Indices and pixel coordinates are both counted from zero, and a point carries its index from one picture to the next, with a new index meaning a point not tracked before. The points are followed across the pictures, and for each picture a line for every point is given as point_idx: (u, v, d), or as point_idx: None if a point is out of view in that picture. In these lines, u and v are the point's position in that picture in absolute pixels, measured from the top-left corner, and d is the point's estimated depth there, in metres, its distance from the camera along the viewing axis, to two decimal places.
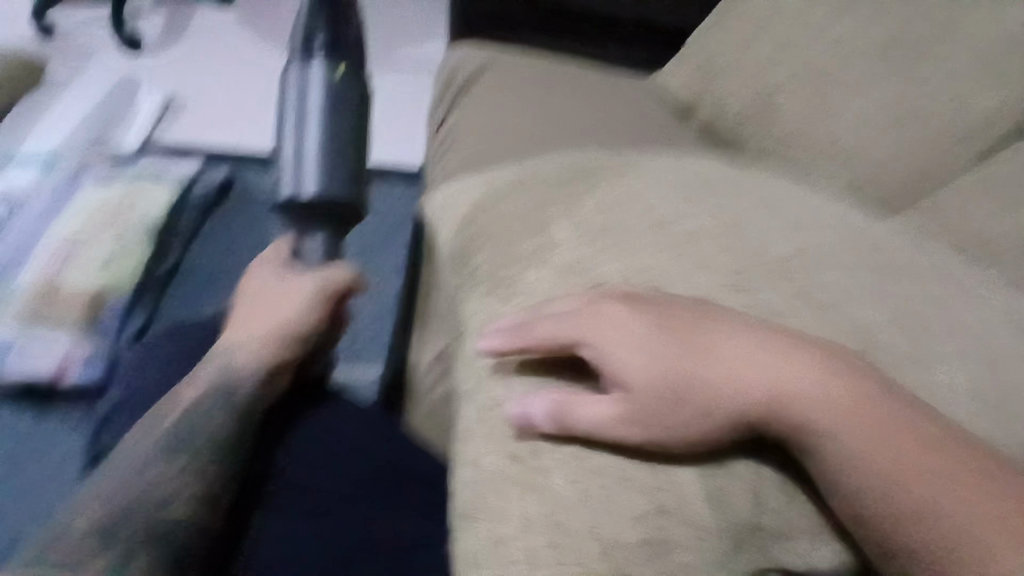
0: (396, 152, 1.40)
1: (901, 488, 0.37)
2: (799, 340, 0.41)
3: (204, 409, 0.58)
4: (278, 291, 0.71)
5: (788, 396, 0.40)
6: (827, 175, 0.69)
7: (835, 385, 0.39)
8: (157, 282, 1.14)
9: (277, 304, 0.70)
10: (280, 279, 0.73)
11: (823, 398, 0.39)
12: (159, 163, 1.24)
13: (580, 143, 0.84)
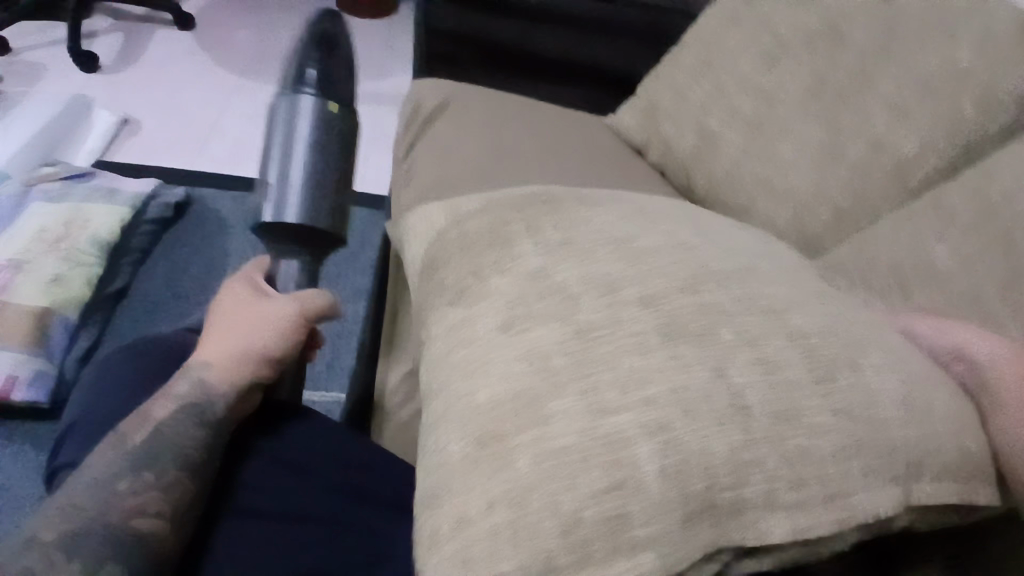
0: (359, 178, 1.43)
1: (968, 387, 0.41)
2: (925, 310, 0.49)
3: (176, 428, 0.48)
4: (245, 305, 0.56)
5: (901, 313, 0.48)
6: (772, 205, 0.75)
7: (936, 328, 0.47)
8: (106, 302, 1.12)
9: (247, 321, 0.55)
10: (248, 293, 0.58)
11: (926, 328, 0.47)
12: (111, 181, 1.22)
13: (547, 175, 0.89)
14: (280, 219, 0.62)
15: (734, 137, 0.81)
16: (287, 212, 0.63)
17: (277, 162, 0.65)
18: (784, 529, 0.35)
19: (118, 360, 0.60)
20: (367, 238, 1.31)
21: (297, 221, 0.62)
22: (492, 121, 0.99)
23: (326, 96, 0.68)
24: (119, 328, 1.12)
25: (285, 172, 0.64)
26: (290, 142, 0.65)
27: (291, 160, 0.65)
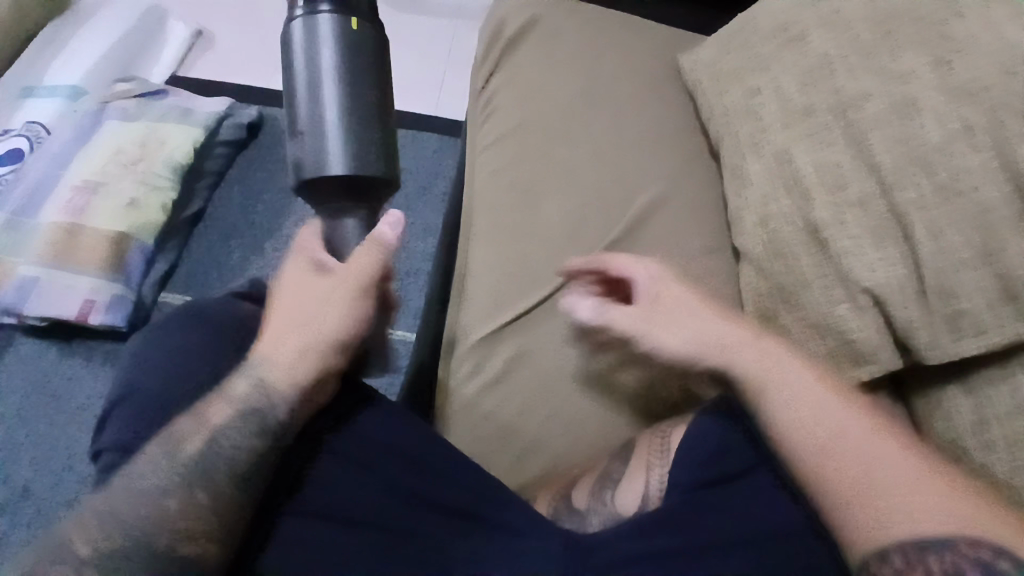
0: (434, 102, 1.33)
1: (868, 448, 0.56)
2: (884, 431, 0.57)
3: (230, 441, 0.56)
4: (303, 288, 0.59)
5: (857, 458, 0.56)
6: (910, 184, 0.66)
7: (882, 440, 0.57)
8: (181, 228, 1.12)
9: (308, 307, 0.58)
10: (307, 266, 0.60)
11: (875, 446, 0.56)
12: (185, 100, 1.19)
13: (641, 144, 0.85)
14: (324, 173, 0.60)
15: (877, 94, 0.70)
16: (333, 165, 0.60)
17: (305, 104, 0.61)
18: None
19: (177, 331, 0.65)
20: (441, 167, 1.23)
21: (343, 173, 0.59)
22: (578, 61, 0.90)
23: (348, 13, 0.63)
24: (196, 254, 1.13)
25: (319, 113, 0.60)
26: (317, 80, 0.61)
27: (323, 99, 0.61)
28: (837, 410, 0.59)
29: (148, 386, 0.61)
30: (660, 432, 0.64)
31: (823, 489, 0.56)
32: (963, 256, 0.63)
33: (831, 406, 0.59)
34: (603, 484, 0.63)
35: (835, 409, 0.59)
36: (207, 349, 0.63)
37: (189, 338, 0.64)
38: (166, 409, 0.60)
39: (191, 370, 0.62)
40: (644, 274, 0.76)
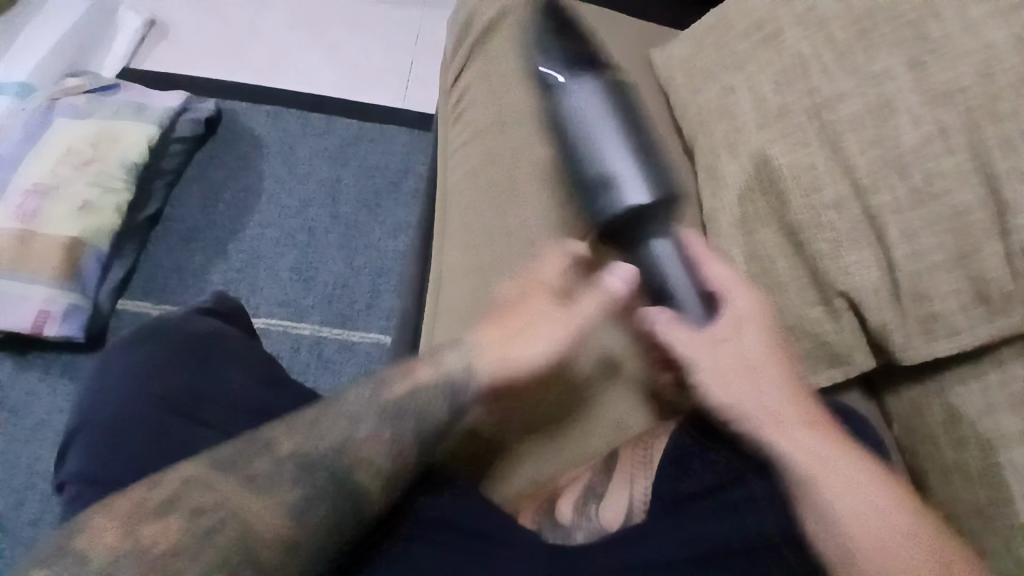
0: (401, 94, 1.29)
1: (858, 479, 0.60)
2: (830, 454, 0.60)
3: (422, 402, 0.58)
4: (545, 296, 0.67)
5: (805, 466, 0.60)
6: (887, 183, 0.66)
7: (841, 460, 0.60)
8: (139, 230, 1.08)
9: (551, 324, 0.65)
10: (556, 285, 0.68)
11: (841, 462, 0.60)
12: (140, 95, 1.13)
13: None
14: (642, 203, 0.69)
15: (853, 92, 0.70)
16: (636, 193, 0.69)
17: (613, 152, 0.72)
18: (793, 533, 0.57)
19: (147, 348, 0.62)
20: (410, 163, 1.20)
21: (648, 199, 0.69)
22: None
23: (595, 81, 0.77)
24: (155, 258, 1.08)
25: (624, 156, 0.71)
26: (612, 134, 0.73)
27: (618, 150, 0.72)
28: (824, 463, 0.60)
29: (116, 413, 0.58)
30: (643, 443, 0.65)
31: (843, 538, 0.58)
32: (937, 260, 0.64)
33: (818, 450, 0.61)
34: (587, 498, 0.63)
35: (809, 447, 0.61)
36: (162, 365, 0.61)
37: (140, 356, 0.61)
38: (127, 428, 0.57)
39: (162, 387, 0.59)
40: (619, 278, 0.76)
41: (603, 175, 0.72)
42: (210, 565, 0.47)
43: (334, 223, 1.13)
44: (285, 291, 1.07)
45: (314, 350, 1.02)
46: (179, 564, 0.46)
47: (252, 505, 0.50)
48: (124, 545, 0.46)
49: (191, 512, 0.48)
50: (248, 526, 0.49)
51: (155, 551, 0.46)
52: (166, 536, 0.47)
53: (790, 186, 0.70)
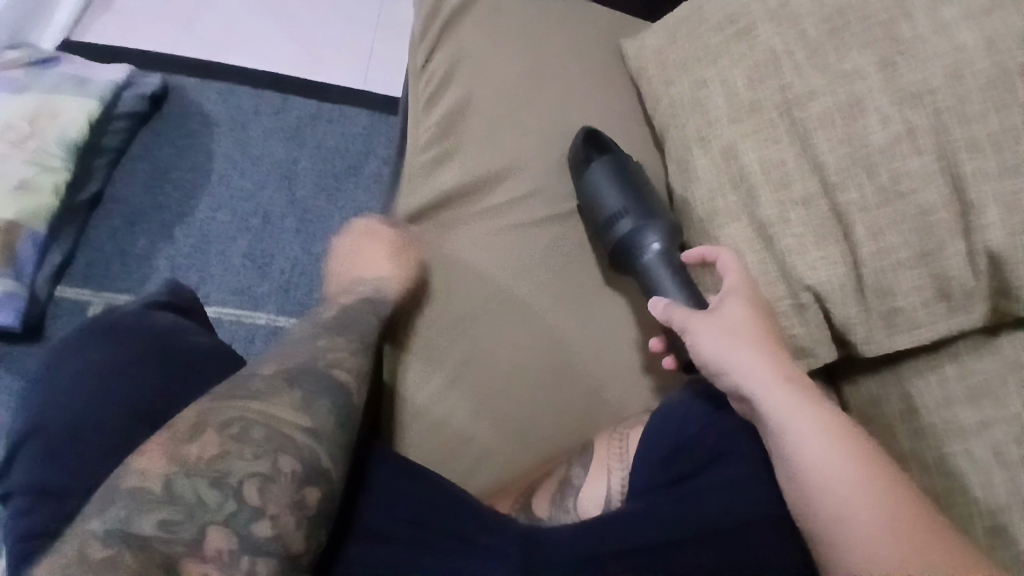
0: (362, 75, 1.25)
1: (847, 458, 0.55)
2: (825, 429, 0.56)
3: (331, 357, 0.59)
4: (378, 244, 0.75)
5: (789, 436, 0.56)
6: (855, 182, 0.67)
7: (836, 437, 0.55)
8: (79, 212, 1.01)
9: (370, 262, 0.74)
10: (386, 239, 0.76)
11: (833, 444, 0.55)
12: (81, 67, 1.07)
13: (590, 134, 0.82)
14: (665, 251, 0.70)
15: (825, 90, 0.70)
16: (652, 240, 0.71)
17: (641, 205, 0.73)
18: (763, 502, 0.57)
19: (97, 341, 0.58)
20: (371, 147, 1.16)
21: (665, 249, 0.70)
22: (523, 43, 0.86)
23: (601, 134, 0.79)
24: (97, 242, 1.02)
25: (634, 209, 0.73)
26: (618, 181, 0.74)
27: (625, 198, 0.73)
28: (813, 439, 0.55)
29: (67, 414, 0.54)
30: (618, 435, 0.65)
31: (812, 510, 0.54)
32: (901, 257, 0.65)
33: (812, 423, 0.56)
34: (564, 492, 0.62)
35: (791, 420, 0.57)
36: (127, 371, 0.57)
37: (101, 359, 0.57)
38: (84, 439, 0.53)
39: (118, 386, 0.55)
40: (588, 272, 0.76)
41: (623, 208, 0.73)
42: (256, 459, 0.49)
43: (291, 208, 1.08)
44: (238, 278, 1.02)
45: (271, 340, 0.99)
46: (228, 466, 0.48)
47: (276, 411, 0.52)
48: (170, 465, 0.47)
49: (222, 425, 0.50)
50: (275, 426, 0.51)
51: (203, 462, 0.48)
52: (209, 447, 0.48)
53: (761, 183, 0.71)
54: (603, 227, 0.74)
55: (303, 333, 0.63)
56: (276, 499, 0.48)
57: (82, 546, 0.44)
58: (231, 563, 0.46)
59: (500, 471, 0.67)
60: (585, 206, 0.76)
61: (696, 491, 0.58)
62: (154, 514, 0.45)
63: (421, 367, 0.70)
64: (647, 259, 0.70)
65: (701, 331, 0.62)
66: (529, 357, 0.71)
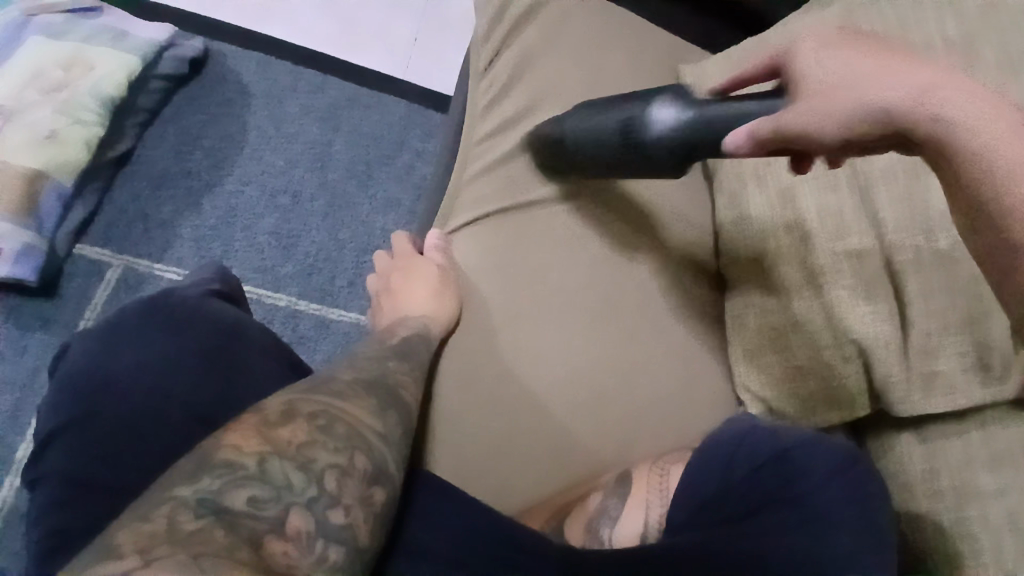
0: (403, 61, 1.21)
1: (955, 88, 0.51)
2: (923, 73, 0.52)
3: (382, 376, 0.62)
4: (422, 270, 0.76)
5: (894, 109, 0.51)
6: (908, 243, 0.68)
7: (938, 78, 0.51)
8: (106, 170, 0.99)
9: (413, 287, 0.75)
10: (427, 262, 0.76)
11: (930, 81, 0.51)
12: (119, 20, 1.04)
13: None
14: (685, 107, 0.62)
15: None
16: (665, 111, 0.63)
17: (625, 108, 0.67)
18: (797, 551, 0.58)
19: (151, 326, 0.61)
20: (406, 137, 1.13)
21: (680, 111, 0.62)
22: (587, 55, 0.85)
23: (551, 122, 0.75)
24: (120, 201, 0.99)
25: (624, 112, 0.66)
26: (607, 108, 0.69)
27: (619, 108, 0.68)
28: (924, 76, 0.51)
29: (115, 406, 0.57)
30: (659, 468, 0.66)
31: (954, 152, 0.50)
32: (948, 322, 0.66)
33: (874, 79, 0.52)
34: (602, 518, 0.65)
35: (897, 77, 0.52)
36: (184, 365, 0.59)
37: (163, 349, 0.59)
38: (136, 435, 0.56)
39: (169, 380, 0.58)
40: (626, 296, 0.74)
41: (627, 116, 0.66)
42: (336, 451, 0.51)
43: (321, 190, 1.06)
44: (261, 256, 1.00)
45: (289, 323, 0.97)
46: (314, 454, 0.50)
47: (354, 411, 0.56)
48: (263, 445, 0.49)
49: (309, 416, 0.52)
50: (356, 426, 0.54)
51: (292, 447, 0.49)
52: (298, 433, 0.50)
53: (814, 229, 0.71)
54: (635, 145, 0.66)
55: (368, 354, 0.66)
56: (351, 490, 0.50)
57: (170, 514, 0.43)
58: (309, 547, 0.47)
59: (528, 491, 0.67)
60: (597, 155, 0.70)
61: (737, 533, 0.59)
62: (245, 490, 0.46)
63: (461, 375, 0.70)
64: (687, 120, 0.62)
65: (808, 105, 0.53)
66: (565, 382, 0.69)
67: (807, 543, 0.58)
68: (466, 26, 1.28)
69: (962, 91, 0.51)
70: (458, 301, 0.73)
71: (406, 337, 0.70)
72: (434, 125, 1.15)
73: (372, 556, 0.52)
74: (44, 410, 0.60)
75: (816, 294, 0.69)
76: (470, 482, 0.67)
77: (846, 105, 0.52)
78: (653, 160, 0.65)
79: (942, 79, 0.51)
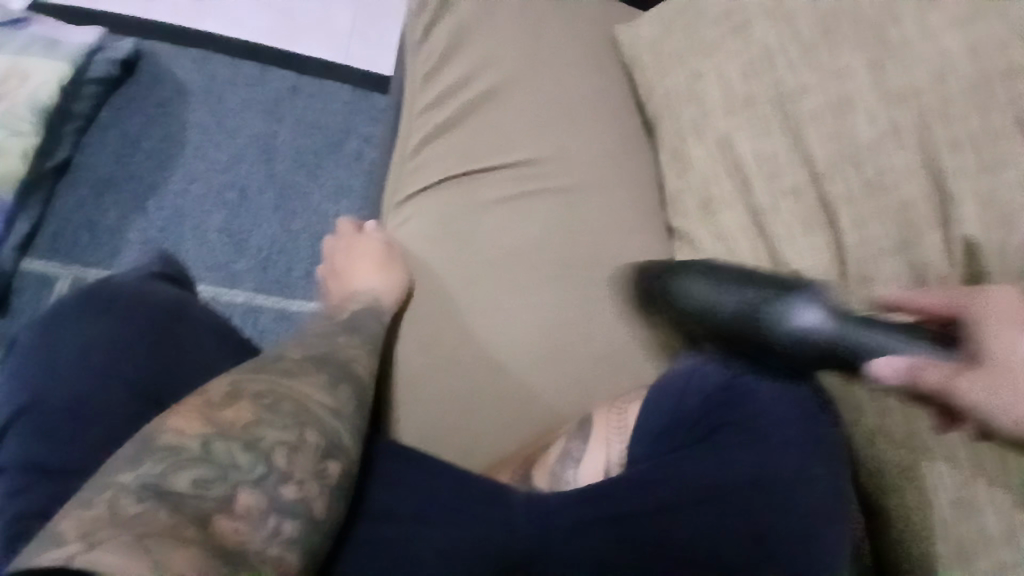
0: (343, 48, 1.20)
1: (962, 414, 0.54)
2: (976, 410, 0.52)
3: (338, 353, 0.63)
4: (368, 249, 0.78)
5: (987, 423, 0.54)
6: (842, 175, 0.70)
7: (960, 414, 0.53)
8: (47, 179, 0.97)
9: (361, 265, 0.77)
10: (373, 240, 0.79)
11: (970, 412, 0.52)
12: (50, 28, 1.03)
13: (588, 116, 0.82)
14: (813, 334, 0.57)
15: (815, 85, 0.73)
16: (810, 318, 0.57)
17: (739, 299, 0.60)
18: (750, 473, 0.60)
19: (95, 315, 0.61)
20: (352, 124, 1.13)
21: (806, 325, 0.57)
22: (520, 24, 0.86)
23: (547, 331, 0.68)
24: (64, 210, 0.98)
25: (739, 307, 0.60)
26: (726, 291, 0.61)
27: (735, 293, 0.61)
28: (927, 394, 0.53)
29: (64, 400, 0.57)
30: (617, 408, 0.68)
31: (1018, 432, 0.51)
32: (884, 246, 0.67)
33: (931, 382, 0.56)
34: (565, 462, 0.66)
35: (931, 372, 0.52)
36: (133, 349, 0.60)
37: (109, 336, 0.60)
38: (91, 421, 0.56)
39: (119, 371, 0.59)
40: (569, 253, 0.75)
41: (755, 297, 0.60)
42: (285, 429, 0.52)
43: (270, 183, 1.05)
44: (214, 254, 0.99)
45: (250, 317, 0.97)
46: (260, 432, 0.51)
47: (303, 388, 0.56)
48: (205, 427, 0.49)
49: (253, 395, 0.53)
50: (304, 403, 0.55)
51: (236, 428, 0.50)
52: (243, 413, 0.51)
53: (746, 171, 0.73)
54: (752, 333, 0.60)
55: (319, 330, 0.68)
56: (302, 465, 0.51)
57: (112, 500, 0.44)
58: (262, 522, 0.48)
59: (494, 452, 0.69)
60: (698, 326, 0.63)
61: (700, 455, 0.61)
62: (189, 472, 0.47)
63: (423, 345, 0.72)
64: (826, 337, 0.56)
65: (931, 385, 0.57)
66: (524, 339, 0.71)
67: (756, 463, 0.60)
68: (402, 9, 1.28)
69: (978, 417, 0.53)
70: (409, 271, 0.75)
71: (360, 315, 0.72)
72: (380, 110, 1.15)
73: (333, 529, 0.52)
74: None
75: (753, 233, 0.71)
76: (439, 445, 0.69)
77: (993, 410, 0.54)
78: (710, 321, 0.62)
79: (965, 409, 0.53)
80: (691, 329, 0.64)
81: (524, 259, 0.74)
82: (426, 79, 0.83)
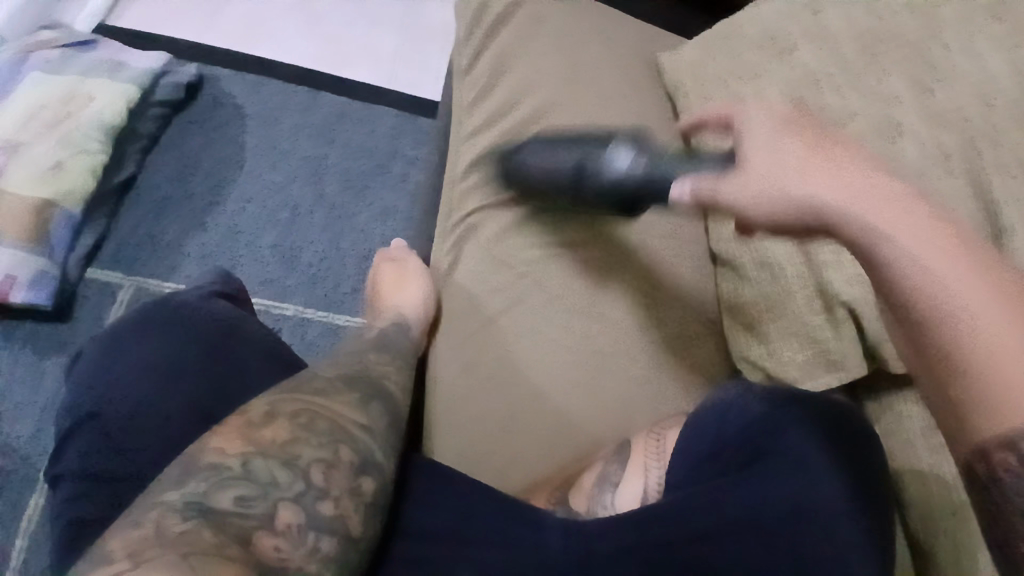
0: (391, 73, 1.24)
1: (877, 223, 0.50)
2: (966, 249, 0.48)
3: (376, 372, 0.65)
4: (407, 271, 0.81)
5: (920, 284, 0.48)
6: None
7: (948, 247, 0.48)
8: (111, 197, 1.03)
9: (399, 284, 0.80)
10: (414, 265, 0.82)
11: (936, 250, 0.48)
12: (117, 52, 1.09)
13: None
14: (626, 167, 0.65)
15: (861, 111, 0.71)
16: (619, 159, 0.66)
17: (571, 152, 0.70)
18: (790, 504, 0.58)
19: (151, 329, 0.65)
20: (398, 146, 1.16)
21: (617, 165, 0.65)
22: (563, 51, 0.87)
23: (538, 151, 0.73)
24: (126, 226, 1.03)
25: (567, 159, 0.70)
26: (574, 142, 0.70)
27: (569, 145, 0.70)
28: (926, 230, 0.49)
29: (119, 413, 0.60)
30: (655, 433, 0.68)
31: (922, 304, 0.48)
32: None
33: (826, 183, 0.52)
34: (602, 484, 0.66)
35: (856, 181, 0.52)
36: (187, 364, 0.63)
37: (163, 351, 0.64)
38: (146, 433, 0.60)
39: (174, 386, 0.62)
40: (614, 281, 0.75)
41: (580, 159, 0.69)
42: (321, 446, 0.54)
43: (319, 203, 1.09)
44: (266, 270, 1.03)
45: (297, 331, 1.00)
46: (297, 450, 0.52)
47: (335, 405, 0.57)
48: (245, 446, 0.51)
49: (290, 415, 0.55)
50: (338, 421, 0.56)
51: (276, 446, 0.52)
52: (281, 432, 0.53)
53: None
54: (586, 177, 0.68)
55: (348, 348, 0.70)
56: (339, 481, 0.53)
57: (158, 519, 0.46)
58: (300, 539, 0.49)
59: (531, 475, 0.69)
60: (557, 186, 0.71)
61: (741, 483, 0.60)
62: (232, 491, 0.49)
63: (462, 363, 0.73)
64: (639, 176, 0.64)
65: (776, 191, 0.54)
66: (562, 365, 0.72)
67: (796, 495, 0.58)
68: (449, 35, 1.31)
69: (944, 252, 0.48)
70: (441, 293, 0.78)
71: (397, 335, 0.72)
72: (425, 133, 1.18)
73: (369, 545, 0.54)
74: (60, 413, 0.64)
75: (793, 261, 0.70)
76: (476, 466, 0.69)
77: (878, 215, 0.50)
78: (604, 204, 0.69)
79: (948, 250, 0.48)
80: (570, 207, 0.73)
81: (567, 285, 0.75)
82: (469, 104, 0.85)
